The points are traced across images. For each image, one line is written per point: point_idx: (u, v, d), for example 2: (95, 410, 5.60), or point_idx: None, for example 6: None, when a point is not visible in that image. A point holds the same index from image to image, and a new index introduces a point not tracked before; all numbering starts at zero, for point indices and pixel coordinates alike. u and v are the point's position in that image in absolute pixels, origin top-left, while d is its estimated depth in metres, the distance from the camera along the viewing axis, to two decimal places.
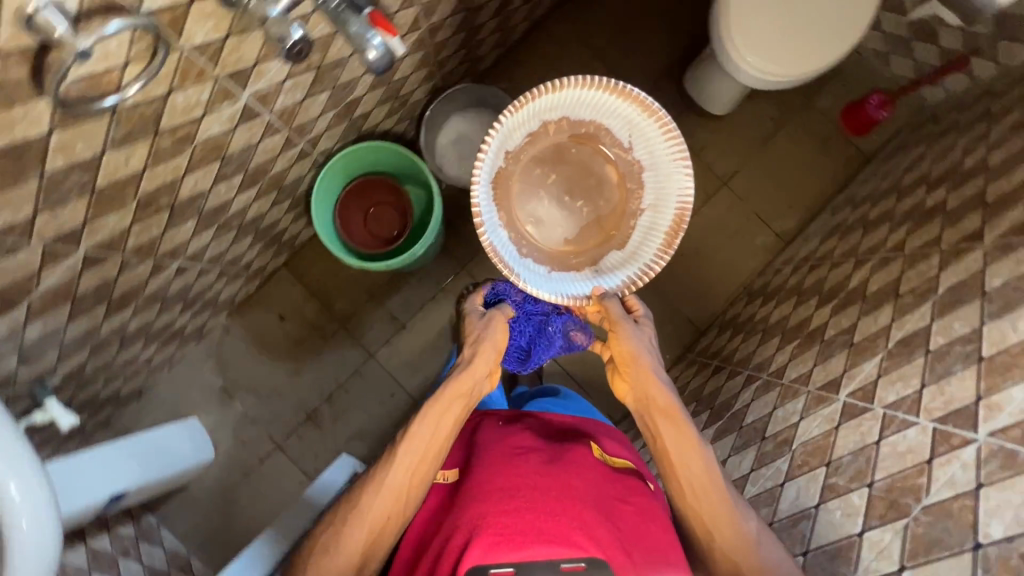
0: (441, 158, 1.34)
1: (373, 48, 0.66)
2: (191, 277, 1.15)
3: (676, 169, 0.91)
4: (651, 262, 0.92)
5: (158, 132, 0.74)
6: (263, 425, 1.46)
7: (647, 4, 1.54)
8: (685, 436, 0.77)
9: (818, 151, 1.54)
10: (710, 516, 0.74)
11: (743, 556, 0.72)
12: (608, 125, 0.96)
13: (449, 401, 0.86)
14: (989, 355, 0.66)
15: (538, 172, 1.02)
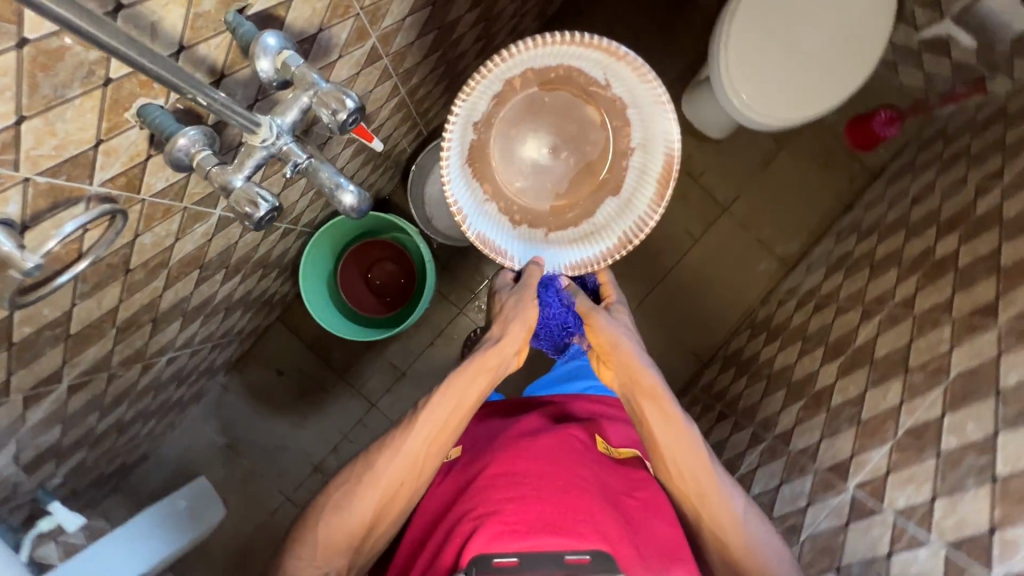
0: (433, 214, 1.27)
1: (347, 195, 0.59)
2: (183, 361, 1.12)
3: (659, 112, 0.82)
4: (646, 216, 0.85)
5: (128, 270, 0.70)
6: (271, 481, 1.46)
7: (640, 20, 1.45)
8: (675, 424, 0.76)
9: (823, 170, 1.48)
10: (701, 496, 0.76)
11: (730, 530, 0.74)
12: (578, 65, 0.83)
13: (474, 374, 0.78)
14: (1004, 476, 0.66)
15: (514, 132, 0.89)
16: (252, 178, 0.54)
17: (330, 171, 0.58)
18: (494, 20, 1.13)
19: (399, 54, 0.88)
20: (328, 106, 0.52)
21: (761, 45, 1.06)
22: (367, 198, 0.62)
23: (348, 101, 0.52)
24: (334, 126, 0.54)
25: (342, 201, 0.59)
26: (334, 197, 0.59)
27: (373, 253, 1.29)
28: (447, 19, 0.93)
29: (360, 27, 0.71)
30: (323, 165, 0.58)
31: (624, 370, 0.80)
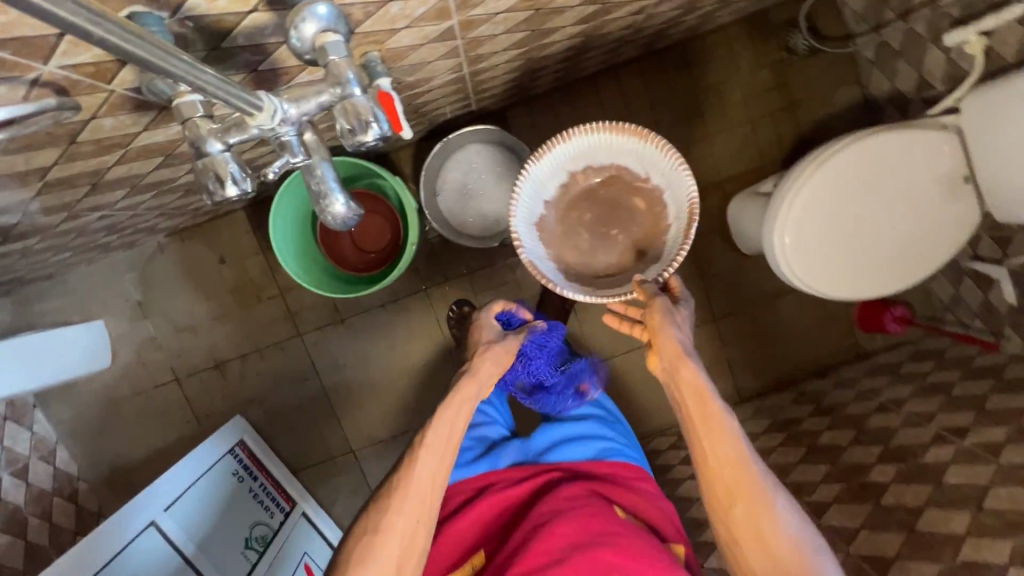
0: (444, 193, 1.21)
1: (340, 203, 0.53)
2: (121, 219, 1.03)
3: (683, 176, 0.83)
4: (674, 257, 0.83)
5: (74, 142, 0.60)
6: (168, 355, 1.41)
7: (735, 101, 1.36)
8: (712, 419, 0.73)
9: (818, 327, 1.46)
10: (740, 495, 0.69)
11: (764, 523, 0.68)
12: (623, 163, 0.88)
13: (458, 404, 0.86)
14: None
15: (575, 220, 0.90)
16: (234, 150, 0.47)
17: (328, 174, 0.53)
18: (594, 39, 1.02)
19: (476, 41, 0.77)
20: (352, 118, 0.48)
21: (830, 201, 1.00)
22: (356, 214, 0.56)
23: (375, 125, 0.49)
24: (349, 140, 0.50)
25: (326, 207, 0.54)
26: (321, 202, 0.53)
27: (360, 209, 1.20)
28: (544, 24, 0.83)
29: (444, 8, 0.62)
30: (320, 164, 0.52)
31: (671, 356, 0.76)
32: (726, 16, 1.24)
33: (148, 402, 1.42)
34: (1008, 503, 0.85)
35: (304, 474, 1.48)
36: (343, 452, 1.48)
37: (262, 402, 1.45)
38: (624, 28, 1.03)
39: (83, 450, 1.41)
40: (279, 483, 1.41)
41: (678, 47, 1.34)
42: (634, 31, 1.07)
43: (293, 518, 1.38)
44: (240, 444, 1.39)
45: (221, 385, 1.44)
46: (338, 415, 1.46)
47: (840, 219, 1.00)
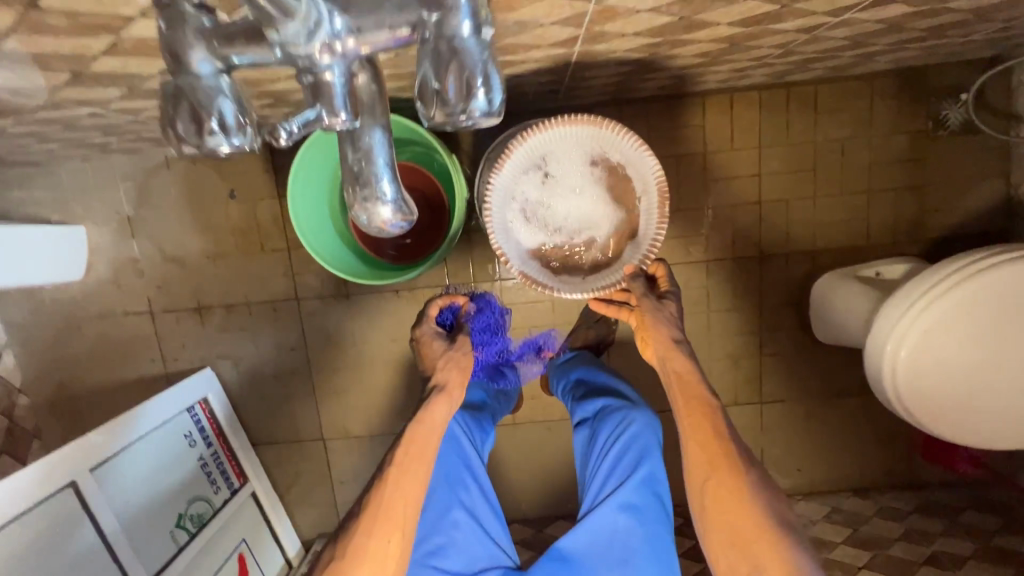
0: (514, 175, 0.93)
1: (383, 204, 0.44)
2: (118, 123, 0.85)
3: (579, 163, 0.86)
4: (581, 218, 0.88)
5: (38, 7, 0.42)
6: (148, 283, 1.24)
7: (856, 163, 1.16)
8: (699, 405, 0.80)
9: (875, 442, 1.27)
10: (717, 472, 0.75)
11: (735, 499, 0.73)
12: (555, 169, 0.87)
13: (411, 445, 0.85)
14: None
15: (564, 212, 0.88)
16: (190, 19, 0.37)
17: (378, 150, 0.44)
18: (736, 51, 0.81)
19: (610, 12, 0.58)
20: (447, 76, 0.37)
21: (971, 319, 0.79)
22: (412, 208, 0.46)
23: (483, 94, 0.37)
24: (443, 109, 0.38)
25: (380, 198, 0.44)
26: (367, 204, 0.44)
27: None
28: (698, 15, 0.62)
29: None
30: (376, 132, 0.44)
31: (666, 346, 0.85)
32: (883, 64, 1.02)
33: (113, 328, 1.26)
34: None
35: (264, 450, 1.32)
36: (313, 437, 1.31)
37: (237, 361, 1.28)
38: (774, 47, 0.82)
39: (33, 362, 1.26)
40: (234, 455, 1.25)
41: (810, 86, 1.13)
42: (782, 53, 0.86)
43: (239, 497, 1.22)
44: (200, 402, 1.23)
45: (198, 331, 1.27)
46: (317, 397, 1.29)
47: (976, 345, 0.79)
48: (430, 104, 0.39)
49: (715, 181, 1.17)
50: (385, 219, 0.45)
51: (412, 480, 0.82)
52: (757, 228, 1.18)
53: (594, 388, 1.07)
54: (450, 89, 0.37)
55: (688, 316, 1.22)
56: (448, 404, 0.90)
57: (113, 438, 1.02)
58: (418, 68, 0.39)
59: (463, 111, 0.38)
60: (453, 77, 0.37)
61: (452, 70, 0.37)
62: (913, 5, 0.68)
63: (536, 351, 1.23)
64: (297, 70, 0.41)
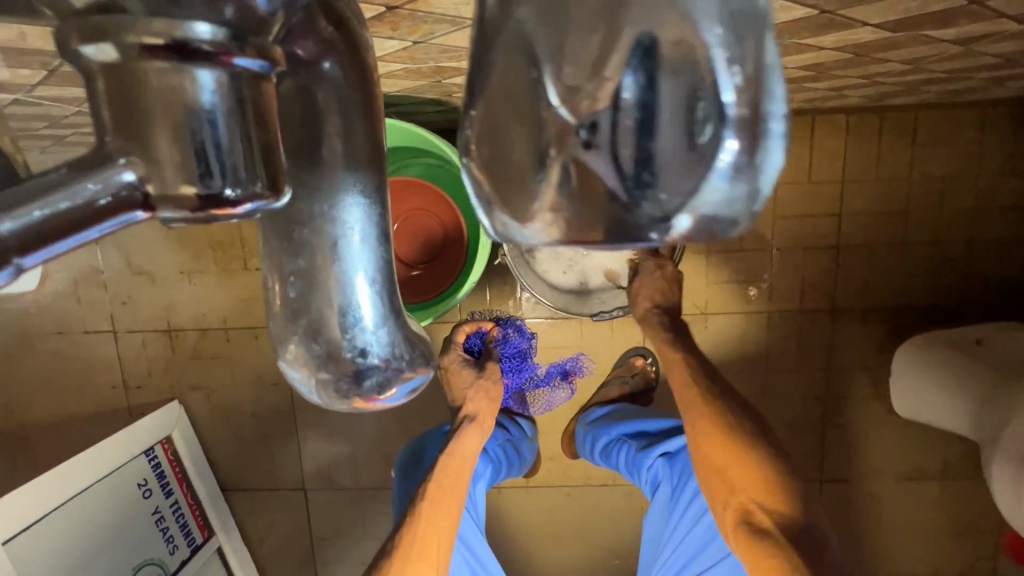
0: None
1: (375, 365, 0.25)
2: (59, 115, 0.67)
3: None
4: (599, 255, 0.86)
5: None
6: (112, 298, 1.07)
7: (957, 208, 0.96)
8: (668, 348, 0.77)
9: (954, 536, 1.07)
10: (695, 410, 0.72)
11: (718, 434, 0.70)
12: None
13: (451, 470, 0.76)
14: None
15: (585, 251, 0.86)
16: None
17: (350, 257, 0.25)
18: (854, 64, 0.63)
19: None
20: (664, 127, 0.16)
21: None
22: (409, 357, 0.27)
23: (729, 156, 0.16)
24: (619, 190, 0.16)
25: (358, 357, 0.25)
26: (341, 383, 0.25)
27: (404, 204, 0.82)
28: (847, 9, 0.44)
29: None
30: (349, 206, 0.25)
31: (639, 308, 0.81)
32: (1010, 90, 0.83)
33: (69, 349, 1.09)
34: None
35: (236, 497, 1.13)
36: (292, 486, 1.13)
37: (209, 393, 1.10)
38: (902, 62, 0.63)
39: None
40: (199, 505, 1.07)
41: (908, 112, 0.94)
42: (904, 70, 0.68)
43: (201, 556, 1.04)
44: (162, 442, 1.05)
45: (166, 358, 1.09)
46: (299, 441, 1.11)
47: None
48: (555, 154, 0.16)
49: (784, 218, 0.98)
50: (374, 393, 0.26)
51: (445, 518, 0.72)
52: (832, 278, 0.99)
53: (669, 429, 0.92)
54: (639, 131, 0.16)
55: (741, 375, 1.03)
56: (479, 435, 0.80)
57: (52, 491, 0.85)
58: (516, 64, 0.17)
59: (651, 175, 0.16)
60: (635, 82, 0.16)
61: (631, 62, 0.16)
62: None
63: (563, 377, 1.04)
64: (90, 70, 0.18)
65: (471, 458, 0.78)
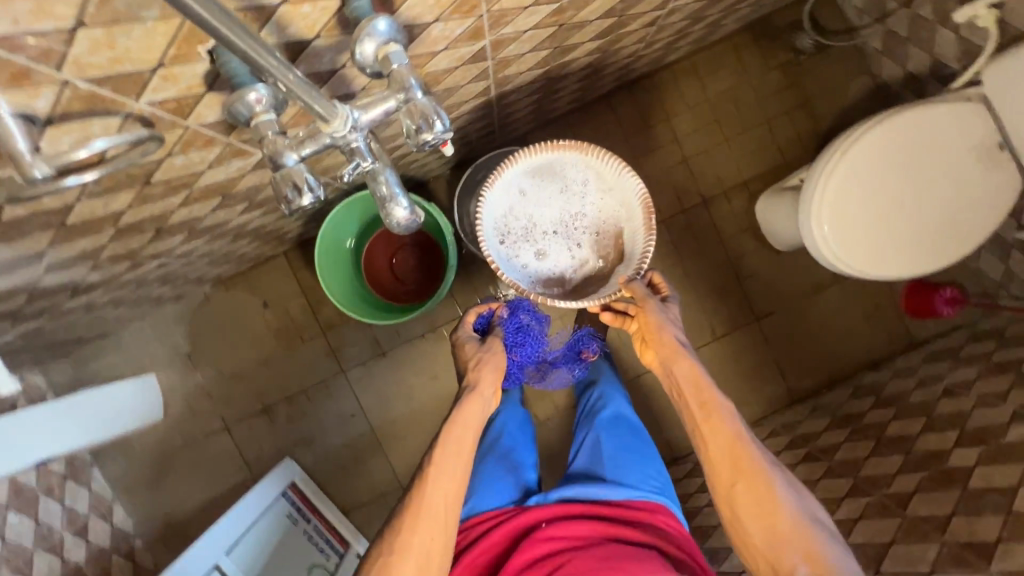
0: (553, 172, 0.93)
1: (403, 212, 0.54)
2: (173, 268, 1.07)
3: (607, 218, 0.94)
4: (553, 246, 0.94)
5: (148, 183, 0.65)
6: (217, 403, 1.43)
7: (747, 104, 1.39)
8: (700, 387, 0.85)
9: (865, 320, 1.43)
10: (744, 473, 0.77)
11: (769, 502, 0.75)
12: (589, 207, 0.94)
13: (459, 430, 0.81)
14: None
15: (550, 231, 0.94)
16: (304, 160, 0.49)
17: (392, 181, 0.53)
18: (610, 55, 1.06)
19: (505, 61, 0.82)
20: (418, 119, 0.48)
21: (858, 183, 0.99)
22: (420, 218, 0.56)
23: (439, 122, 0.48)
24: (421, 145, 0.49)
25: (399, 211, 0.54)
26: (385, 208, 0.53)
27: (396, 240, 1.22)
28: (567, 42, 0.87)
29: (478, 28, 0.65)
30: (387, 172, 0.53)
31: (670, 354, 0.88)
32: (730, 25, 1.28)
33: (198, 453, 1.43)
34: None
35: (355, 514, 1.45)
36: (393, 488, 1.45)
37: (309, 443, 1.45)
38: (637, 43, 1.07)
39: (140, 503, 1.43)
40: (331, 525, 1.39)
41: (686, 60, 1.39)
42: (646, 45, 1.12)
43: (347, 559, 1.33)
44: (291, 486, 1.36)
45: (270, 430, 1.44)
46: (386, 452, 1.45)
47: (870, 200, 0.99)
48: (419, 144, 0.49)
49: (644, 156, 1.40)
50: (406, 220, 0.55)
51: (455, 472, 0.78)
52: (693, 180, 1.40)
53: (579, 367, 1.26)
54: (427, 131, 0.48)
55: (667, 270, 1.41)
56: (481, 402, 0.86)
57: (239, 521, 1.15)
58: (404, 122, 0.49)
59: (436, 140, 0.49)
60: (424, 127, 0.48)
61: (421, 122, 0.48)
62: None
63: (576, 355, 1.17)
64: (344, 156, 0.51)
65: (474, 429, 0.83)
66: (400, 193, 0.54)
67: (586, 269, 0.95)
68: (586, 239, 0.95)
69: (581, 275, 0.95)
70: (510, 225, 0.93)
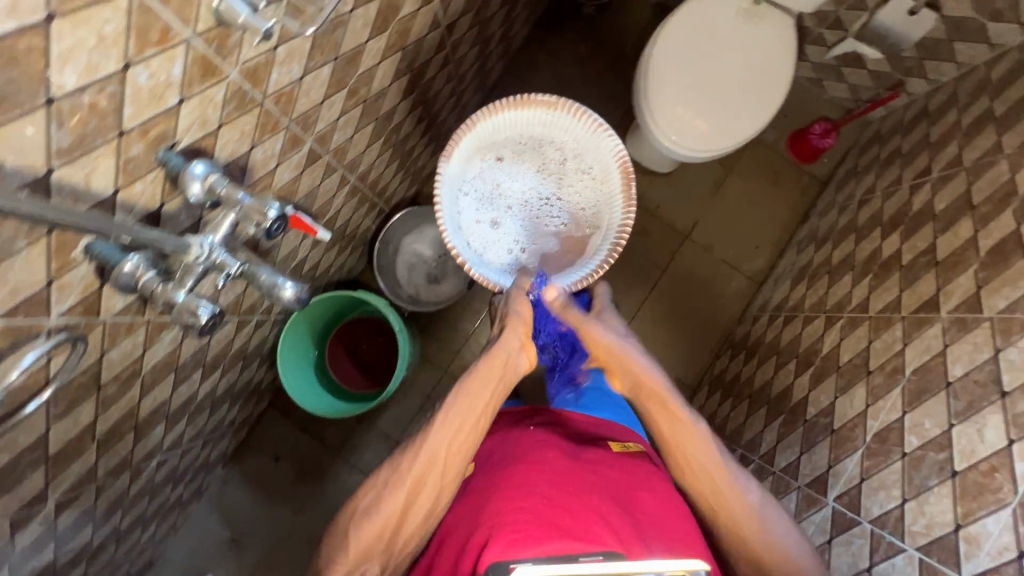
0: (536, 149, 1.10)
1: (287, 290, 0.65)
2: (173, 462, 1.15)
3: (580, 201, 1.10)
4: (527, 221, 1.11)
5: (101, 386, 0.75)
6: (277, 570, 1.45)
7: (574, 79, 1.57)
8: (676, 417, 0.83)
9: (773, 186, 1.55)
10: (720, 503, 0.79)
11: (746, 529, 0.77)
12: (567, 187, 1.10)
13: (484, 375, 0.85)
14: (910, 450, 0.73)
15: (524, 207, 1.11)
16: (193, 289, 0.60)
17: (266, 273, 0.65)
18: (433, 102, 1.23)
19: (340, 150, 0.96)
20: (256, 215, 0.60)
21: (674, 85, 1.14)
22: (306, 292, 0.67)
23: (271, 208, 0.60)
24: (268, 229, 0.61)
25: (286, 293, 0.65)
26: (274, 292, 0.65)
27: (356, 333, 1.34)
28: (382, 110, 1.02)
29: (293, 135, 0.80)
30: (265, 271, 0.65)
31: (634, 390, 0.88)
32: (521, 32, 1.49)
33: None
34: (998, 191, 0.89)
35: None
36: None
37: None
38: (449, 82, 1.25)
39: None
40: None
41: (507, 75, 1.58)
42: (459, 80, 1.29)
43: None
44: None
45: None
46: None
47: (690, 91, 1.13)
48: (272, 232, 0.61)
49: None
50: (295, 298, 0.65)
51: (477, 418, 0.83)
52: None
53: None
54: (269, 221, 0.60)
55: None
56: (506, 352, 0.88)
57: None
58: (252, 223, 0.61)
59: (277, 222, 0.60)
60: (266, 219, 0.60)
61: (263, 219, 0.60)
62: (471, 12, 1.12)
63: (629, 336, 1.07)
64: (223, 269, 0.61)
65: (490, 387, 0.85)
66: (279, 279, 0.65)
67: (559, 243, 1.10)
68: (562, 220, 1.11)
69: (545, 245, 1.10)
70: (487, 190, 1.10)
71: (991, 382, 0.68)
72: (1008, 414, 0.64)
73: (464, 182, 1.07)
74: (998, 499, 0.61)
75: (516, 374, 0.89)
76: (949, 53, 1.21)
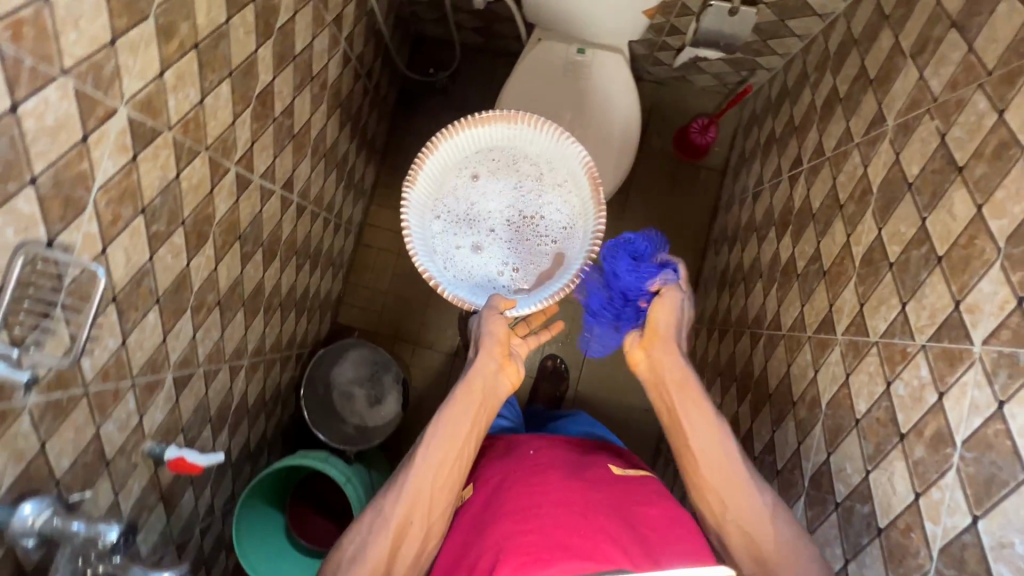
0: (504, 159, 0.94)
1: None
2: None
3: (561, 212, 0.94)
4: (505, 242, 0.94)
5: None
6: None
7: None
8: (702, 413, 0.78)
9: (674, 190, 1.53)
10: (731, 497, 0.73)
11: (755, 527, 0.71)
12: (545, 197, 0.94)
13: (462, 401, 0.82)
14: (841, 501, 0.72)
15: (500, 225, 0.94)
16: None
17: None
18: (305, 245, 1.20)
19: (212, 353, 0.93)
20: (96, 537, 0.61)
21: None
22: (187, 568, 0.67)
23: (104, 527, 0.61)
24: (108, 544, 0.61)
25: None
26: None
27: (315, 486, 1.36)
28: (245, 292, 1.00)
29: (142, 385, 0.77)
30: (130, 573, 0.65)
31: (653, 374, 0.84)
32: (379, 128, 1.46)
33: None
34: (857, 187, 0.87)
35: None
36: None
37: None
38: (315, 219, 1.22)
39: None
40: None
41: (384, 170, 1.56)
42: (326, 210, 1.27)
43: None
44: None
45: None
46: None
47: None
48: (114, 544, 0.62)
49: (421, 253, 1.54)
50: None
51: (463, 448, 0.80)
52: None
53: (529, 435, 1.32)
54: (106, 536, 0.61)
55: None
56: (483, 374, 0.85)
57: None
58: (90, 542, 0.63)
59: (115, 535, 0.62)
60: (101, 535, 0.62)
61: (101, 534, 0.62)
62: (306, 156, 1.09)
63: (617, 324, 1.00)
64: None
65: (472, 415, 0.82)
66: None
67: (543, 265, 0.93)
68: (545, 236, 0.94)
69: (528, 268, 0.93)
70: (451, 214, 0.94)
71: (890, 421, 0.67)
72: (910, 460, 0.62)
73: (423, 210, 0.92)
74: (919, 564, 0.59)
75: (496, 399, 0.86)
76: (788, 30, 1.20)
